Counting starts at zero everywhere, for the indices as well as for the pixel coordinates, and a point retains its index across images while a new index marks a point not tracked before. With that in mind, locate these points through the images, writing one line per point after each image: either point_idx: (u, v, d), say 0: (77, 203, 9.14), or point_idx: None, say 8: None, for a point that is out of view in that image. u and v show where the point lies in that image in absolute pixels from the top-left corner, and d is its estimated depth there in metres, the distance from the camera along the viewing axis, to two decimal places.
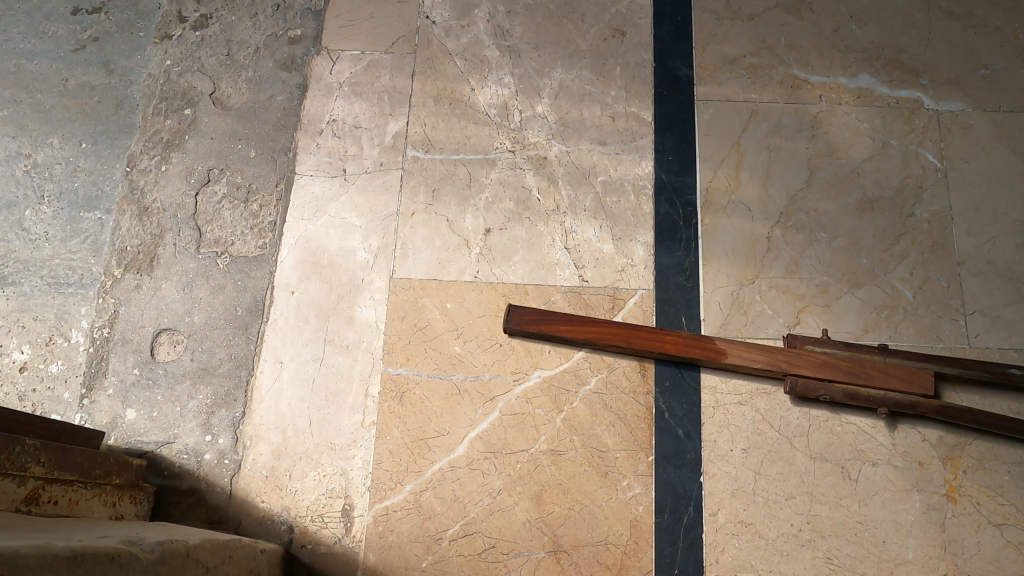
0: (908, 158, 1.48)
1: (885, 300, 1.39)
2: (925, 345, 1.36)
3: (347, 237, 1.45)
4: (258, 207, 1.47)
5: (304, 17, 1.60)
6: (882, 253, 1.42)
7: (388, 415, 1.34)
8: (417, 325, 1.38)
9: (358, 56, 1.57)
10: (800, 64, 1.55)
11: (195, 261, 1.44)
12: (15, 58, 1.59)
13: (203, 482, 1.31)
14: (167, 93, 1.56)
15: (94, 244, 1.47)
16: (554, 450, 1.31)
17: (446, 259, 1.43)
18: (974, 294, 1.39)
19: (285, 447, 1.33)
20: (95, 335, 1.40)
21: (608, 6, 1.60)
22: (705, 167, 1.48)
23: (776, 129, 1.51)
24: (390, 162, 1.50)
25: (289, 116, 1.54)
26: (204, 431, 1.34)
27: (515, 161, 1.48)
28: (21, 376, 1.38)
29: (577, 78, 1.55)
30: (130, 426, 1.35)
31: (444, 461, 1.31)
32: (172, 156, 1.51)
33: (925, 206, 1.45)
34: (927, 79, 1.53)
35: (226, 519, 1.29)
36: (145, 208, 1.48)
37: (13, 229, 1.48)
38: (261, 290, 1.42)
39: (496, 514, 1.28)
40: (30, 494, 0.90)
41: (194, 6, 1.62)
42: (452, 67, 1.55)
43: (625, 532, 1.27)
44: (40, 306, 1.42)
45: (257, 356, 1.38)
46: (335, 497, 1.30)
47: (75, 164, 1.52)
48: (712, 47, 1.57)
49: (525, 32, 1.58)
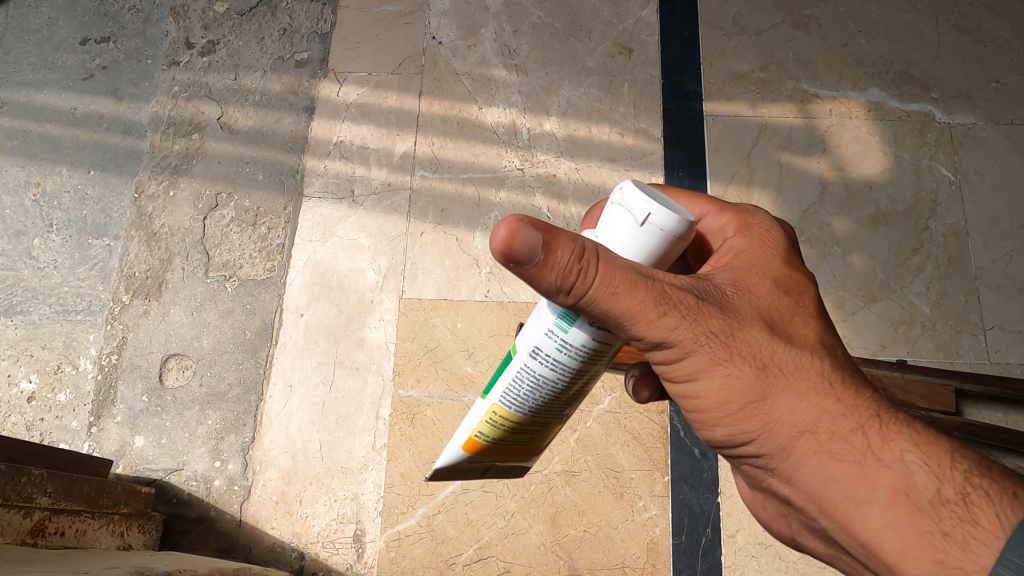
0: (921, 172, 1.46)
1: (902, 316, 1.37)
2: (945, 360, 1.33)
3: (356, 257, 1.44)
4: (266, 229, 1.47)
5: (311, 40, 1.61)
6: (897, 267, 1.40)
7: (399, 437, 1.31)
8: (427, 346, 1.37)
9: (364, 77, 1.57)
10: (809, 79, 1.54)
11: (203, 285, 1.43)
12: (24, 89, 1.59)
13: (212, 510, 1.29)
14: (175, 119, 1.56)
15: (102, 271, 1.46)
16: (568, 471, 1.28)
17: (456, 278, 1.42)
18: (993, 309, 1.37)
19: (295, 472, 1.31)
20: (103, 363, 1.39)
21: (614, 24, 1.60)
22: (716, 183, 1.46)
23: (787, 144, 1.49)
24: (398, 181, 1.49)
25: (296, 139, 1.53)
26: (213, 457, 1.33)
27: (524, 179, 1.47)
28: (28, 406, 1.37)
29: (584, 96, 1.54)
30: (139, 453, 1.33)
31: (456, 484, 1.28)
32: (180, 181, 1.51)
33: (939, 219, 1.43)
34: (937, 93, 1.52)
35: (235, 547, 1.27)
36: (153, 233, 1.48)
37: (21, 259, 1.47)
38: (270, 313, 1.41)
39: (510, 538, 1.25)
40: (36, 526, 0.87)
41: (201, 32, 1.63)
42: (460, 87, 1.55)
43: (642, 555, 1.24)
44: (47, 334, 1.41)
45: (266, 380, 1.37)
46: (346, 523, 1.27)
47: (84, 192, 1.52)
48: (720, 63, 1.56)
49: (532, 50, 1.58)
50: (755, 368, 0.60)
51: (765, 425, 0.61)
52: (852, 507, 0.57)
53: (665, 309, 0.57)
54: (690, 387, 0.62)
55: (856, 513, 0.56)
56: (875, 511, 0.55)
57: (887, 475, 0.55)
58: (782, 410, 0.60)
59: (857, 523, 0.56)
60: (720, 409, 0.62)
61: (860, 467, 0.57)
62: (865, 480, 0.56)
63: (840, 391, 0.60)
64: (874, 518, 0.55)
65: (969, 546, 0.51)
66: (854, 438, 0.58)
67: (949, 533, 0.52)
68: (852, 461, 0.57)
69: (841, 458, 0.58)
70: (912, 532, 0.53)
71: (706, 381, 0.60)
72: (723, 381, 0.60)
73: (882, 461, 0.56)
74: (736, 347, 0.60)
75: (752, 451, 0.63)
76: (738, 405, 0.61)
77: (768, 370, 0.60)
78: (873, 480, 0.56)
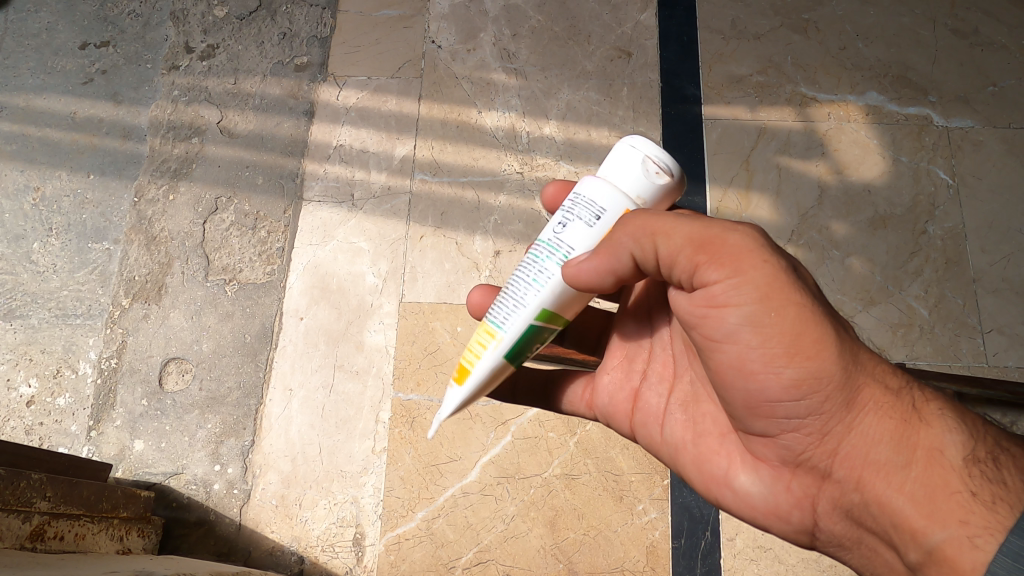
0: (919, 175, 1.47)
1: (900, 319, 1.37)
2: (944, 363, 1.34)
3: (356, 261, 1.44)
4: (265, 233, 1.47)
5: (310, 44, 1.61)
6: (896, 270, 1.40)
7: (399, 441, 1.31)
8: (427, 349, 1.37)
9: (364, 81, 1.58)
10: (807, 83, 1.55)
11: (202, 289, 1.43)
12: (24, 93, 1.59)
13: (211, 514, 1.29)
14: (174, 123, 1.56)
15: (101, 275, 1.46)
16: (567, 474, 1.28)
17: (455, 281, 1.42)
18: (991, 312, 1.37)
19: (295, 475, 1.31)
20: (102, 366, 1.39)
21: (613, 28, 1.60)
22: (715, 186, 1.47)
23: (785, 147, 1.50)
24: (397, 185, 1.49)
25: (296, 143, 1.54)
26: (213, 461, 1.33)
27: (523, 183, 1.47)
28: (28, 411, 1.37)
29: (583, 99, 1.54)
30: (138, 457, 1.33)
31: (456, 487, 1.28)
32: (180, 185, 1.51)
33: (937, 223, 1.43)
34: (935, 97, 1.52)
35: (235, 551, 1.27)
36: (153, 237, 1.48)
37: (21, 263, 1.47)
38: (269, 317, 1.41)
39: (510, 541, 1.25)
40: (35, 530, 0.87)
41: (200, 36, 1.63)
42: (459, 91, 1.56)
43: (641, 558, 1.24)
44: (47, 338, 1.42)
45: (266, 384, 1.37)
46: (345, 526, 1.27)
47: (83, 196, 1.52)
48: (718, 66, 1.57)
49: (532, 54, 1.58)
50: (823, 307, 0.60)
51: (833, 369, 0.59)
52: (891, 468, 0.59)
53: (733, 230, 0.60)
54: (751, 319, 0.60)
55: (894, 476, 0.59)
56: (914, 474, 0.58)
57: (928, 437, 0.59)
58: (848, 356, 0.60)
59: (895, 486, 0.59)
60: (789, 344, 0.59)
61: (905, 425, 0.59)
62: (908, 441, 0.59)
63: (877, 353, 0.63)
64: (911, 481, 0.58)
65: (995, 506, 0.54)
66: (900, 396, 0.61)
67: (977, 493, 0.55)
68: (899, 419, 0.60)
69: (891, 415, 0.60)
70: (945, 493, 0.56)
71: (771, 325, 0.59)
72: (796, 313, 0.59)
73: (924, 421, 0.59)
74: (807, 286, 0.61)
75: (797, 407, 0.62)
76: (800, 353, 0.59)
77: (832, 314, 0.61)
78: (914, 440, 0.59)
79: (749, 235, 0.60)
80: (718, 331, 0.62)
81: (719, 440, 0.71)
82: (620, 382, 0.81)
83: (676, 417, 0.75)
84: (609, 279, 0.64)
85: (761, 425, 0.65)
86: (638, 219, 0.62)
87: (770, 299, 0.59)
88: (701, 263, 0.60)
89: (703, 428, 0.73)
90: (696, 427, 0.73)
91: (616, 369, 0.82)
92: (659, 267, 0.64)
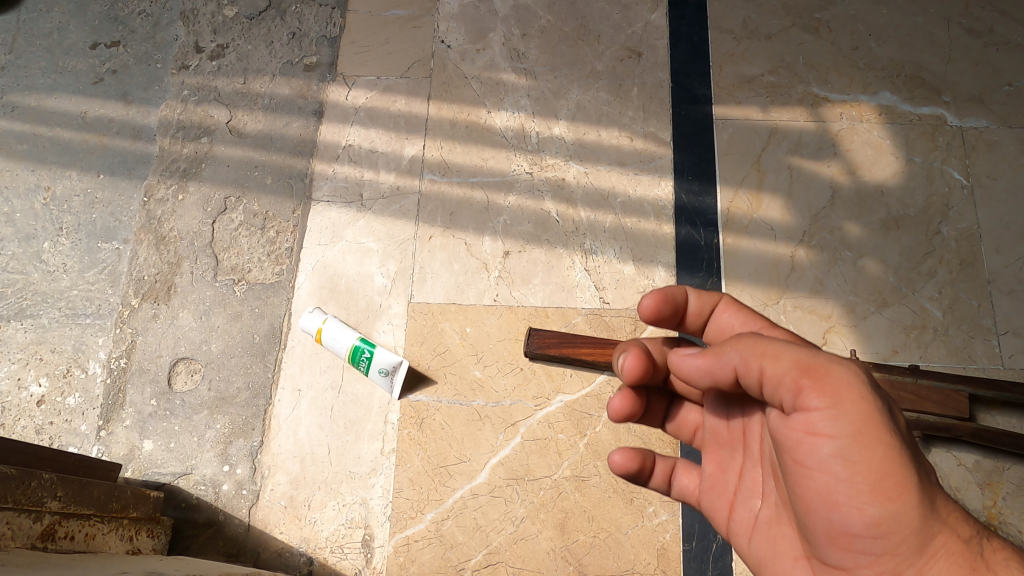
0: (933, 176, 1.45)
1: (914, 320, 1.36)
2: (958, 365, 1.32)
3: (365, 262, 1.44)
4: (274, 233, 1.47)
5: (320, 44, 1.61)
6: (909, 271, 1.39)
7: (408, 442, 1.31)
8: (436, 350, 1.37)
9: (373, 81, 1.57)
10: (819, 83, 1.54)
11: (211, 289, 1.43)
12: (35, 93, 1.60)
13: (220, 514, 1.29)
14: (184, 123, 1.56)
15: (111, 275, 1.46)
16: (577, 476, 1.27)
17: (465, 282, 1.41)
18: (1006, 314, 1.36)
19: (304, 476, 1.30)
20: (112, 366, 1.39)
21: (623, 27, 1.60)
22: (725, 187, 1.46)
23: (797, 147, 1.49)
24: (406, 185, 1.49)
25: (305, 143, 1.53)
26: (222, 461, 1.32)
27: (533, 184, 1.47)
28: (37, 410, 1.36)
29: (593, 99, 1.54)
30: (147, 457, 1.33)
31: (466, 488, 1.27)
32: (189, 185, 1.51)
33: (951, 223, 1.42)
34: (949, 96, 1.51)
35: (244, 552, 1.26)
36: (162, 237, 1.48)
37: (31, 262, 1.47)
38: (278, 317, 1.41)
39: (520, 543, 1.24)
40: (46, 530, 0.87)
41: (210, 36, 1.63)
42: (469, 91, 1.55)
43: (652, 561, 1.23)
44: (57, 338, 1.41)
45: (275, 385, 1.37)
46: (354, 527, 1.27)
47: (93, 196, 1.52)
48: (729, 66, 1.56)
49: (541, 54, 1.58)
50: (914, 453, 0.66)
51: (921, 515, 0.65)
52: None
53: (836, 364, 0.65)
54: (852, 459, 0.65)
55: None
56: None
57: None
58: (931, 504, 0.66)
59: None
60: (880, 486, 0.65)
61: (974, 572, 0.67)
62: None
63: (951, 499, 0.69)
64: None
65: None
66: (970, 543, 0.68)
67: None
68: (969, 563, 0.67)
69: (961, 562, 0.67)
70: None
71: (861, 461, 0.65)
72: (886, 456, 0.64)
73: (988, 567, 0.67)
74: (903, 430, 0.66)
75: (873, 544, 0.67)
76: (884, 492, 0.65)
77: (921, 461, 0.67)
78: None
79: (852, 369, 0.65)
80: (809, 459, 0.66)
81: (792, 563, 0.72)
82: (717, 495, 0.79)
83: (764, 537, 0.74)
84: (704, 379, 0.72)
85: (839, 556, 0.69)
86: (751, 341, 0.68)
87: (861, 435, 0.64)
88: (806, 387, 0.64)
89: (777, 547, 0.73)
90: (773, 545, 0.74)
91: (707, 480, 0.80)
92: (761, 392, 0.68)
